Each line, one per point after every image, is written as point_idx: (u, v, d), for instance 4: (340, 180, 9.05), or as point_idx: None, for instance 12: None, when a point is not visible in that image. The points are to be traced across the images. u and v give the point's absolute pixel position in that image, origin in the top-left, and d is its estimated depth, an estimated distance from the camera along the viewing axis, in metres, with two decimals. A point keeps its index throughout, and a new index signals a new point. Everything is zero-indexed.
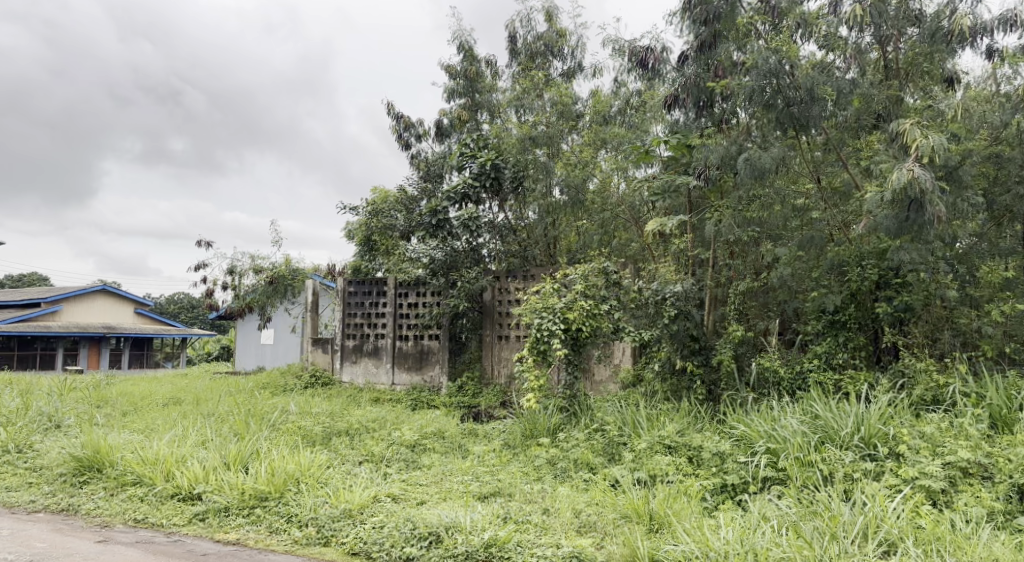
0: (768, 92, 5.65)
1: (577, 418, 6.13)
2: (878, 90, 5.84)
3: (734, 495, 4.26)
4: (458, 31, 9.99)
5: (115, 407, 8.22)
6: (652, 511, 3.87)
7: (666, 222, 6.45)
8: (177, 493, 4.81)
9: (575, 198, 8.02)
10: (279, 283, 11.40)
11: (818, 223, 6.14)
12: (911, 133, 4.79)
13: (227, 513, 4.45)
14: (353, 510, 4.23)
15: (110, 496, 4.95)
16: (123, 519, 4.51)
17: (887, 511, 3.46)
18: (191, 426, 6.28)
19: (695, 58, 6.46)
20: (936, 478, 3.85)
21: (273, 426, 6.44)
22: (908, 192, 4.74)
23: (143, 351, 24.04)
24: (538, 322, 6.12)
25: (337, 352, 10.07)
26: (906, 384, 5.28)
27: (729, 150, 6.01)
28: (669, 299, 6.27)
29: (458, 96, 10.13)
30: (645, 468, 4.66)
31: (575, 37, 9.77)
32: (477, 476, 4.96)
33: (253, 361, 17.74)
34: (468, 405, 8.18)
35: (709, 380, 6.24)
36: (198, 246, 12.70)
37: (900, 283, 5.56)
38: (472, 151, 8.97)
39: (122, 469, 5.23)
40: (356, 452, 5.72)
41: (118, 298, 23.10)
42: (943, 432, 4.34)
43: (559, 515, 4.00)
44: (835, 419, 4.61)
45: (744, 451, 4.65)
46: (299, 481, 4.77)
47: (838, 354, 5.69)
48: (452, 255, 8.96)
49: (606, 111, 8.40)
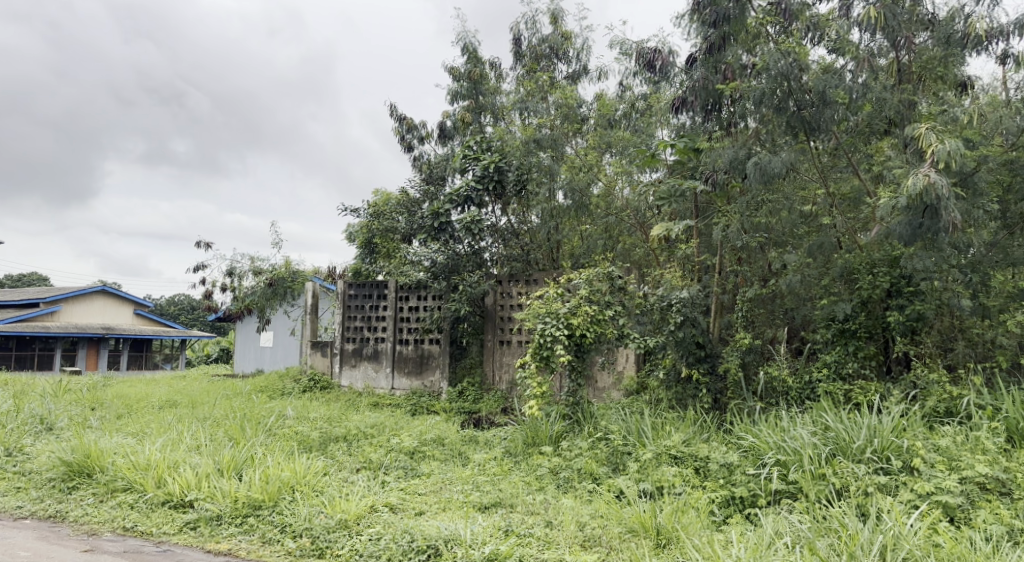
0: (778, 95, 5.59)
1: (579, 426, 5.99)
2: (891, 95, 5.63)
3: (742, 509, 4.12)
4: (462, 33, 9.90)
5: (109, 410, 8.10)
6: (659, 526, 3.74)
7: (672, 227, 6.34)
8: (168, 501, 4.68)
9: (579, 202, 7.76)
10: (278, 286, 11.27)
11: (828, 229, 6.03)
12: (926, 137, 4.66)
13: (219, 521, 4.31)
14: (349, 520, 4.10)
15: (99, 502, 4.81)
16: (112, 527, 4.37)
17: (904, 529, 3.29)
18: (185, 430, 6.15)
19: (704, 60, 6.29)
20: (953, 494, 3.68)
21: (269, 431, 6.32)
22: (924, 198, 4.59)
23: (142, 353, 23.91)
24: (541, 327, 5.99)
25: (336, 356, 9.94)
26: (918, 395, 5.13)
27: (738, 154, 5.89)
28: (675, 306, 6.14)
29: (461, 99, 10.02)
30: (650, 480, 4.53)
31: (581, 39, 9.67)
32: (477, 486, 4.82)
33: (252, 363, 17.63)
34: (468, 411, 8.06)
35: (715, 389, 6.11)
36: (198, 247, 12.60)
37: (912, 292, 5.37)
38: (475, 153, 8.87)
39: (114, 475, 5.11)
40: (354, 459, 5.59)
41: (118, 298, 22.99)
42: (960, 446, 4.18)
43: (563, 529, 3.86)
44: (847, 431, 4.45)
45: (752, 463, 4.50)
46: (293, 489, 4.64)
47: (847, 363, 5.54)
48: (454, 259, 8.77)
49: (611, 114, 8.36)
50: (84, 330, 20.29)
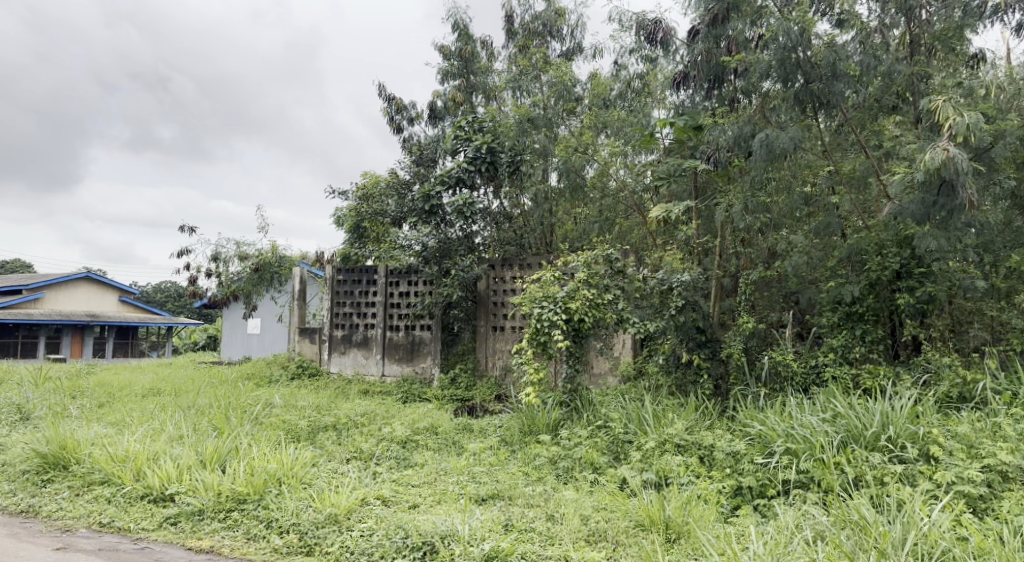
0: (786, 68, 5.35)
1: (577, 414, 5.78)
2: (902, 68, 5.42)
3: (751, 499, 3.96)
4: (453, 9, 9.53)
5: (90, 398, 7.82)
6: (668, 519, 3.54)
7: (672, 208, 6.10)
8: (147, 495, 4.43)
9: (574, 183, 7.61)
10: (265, 271, 11.03)
11: (835, 210, 5.90)
12: (943, 109, 4.44)
13: (201, 516, 4.07)
14: (339, 515, 3.87)
15: (74, 496, 4.55)
16: (88, 523, 4.12)
17: (931, 521, 3.11)
18: (167, 419, 5.90)
19: (705, 33, 6.03)
20: (975, 484, 3.51)
21: (255, 420, 6.06)
22: (942, 173, 4.36)
23: (129, 340, 23.50)
24: (537, 311, 5.73)
25: (325, 343, 9.67)
26: (929, 379, 4.98)
27: (742, 131, 5.66)
28: (676, 289, 5.88)
29: (452, 78, 9.70)
30: (654, 469, 4.35)
31: (575, 15, 9.36)
32: (473, 477, 4.62)
33: (241, 351, 17.32)
34: (461, 399, 7.83)
35: (717, 374, 5.88)
36: (181, 231, 12.24)
37: (923, 274, 5.21)
38: (467, 133, 8.50)
39: (90, 467, 4.86)
40: (344, 448, 5.37)
41: (103, 286, 22.54)
42: (979, 433, 4.01)
43: (566, 523, 3.65)
44: (858, 417, 4.25)
45: (760, 451, 4.31)
46: (280, 482, 4.41)
47: (855, 347, 5.38)
48: (446, 242, 8.51)
49: (606, 95, 8.10)
50: (67, 317, 19.79)
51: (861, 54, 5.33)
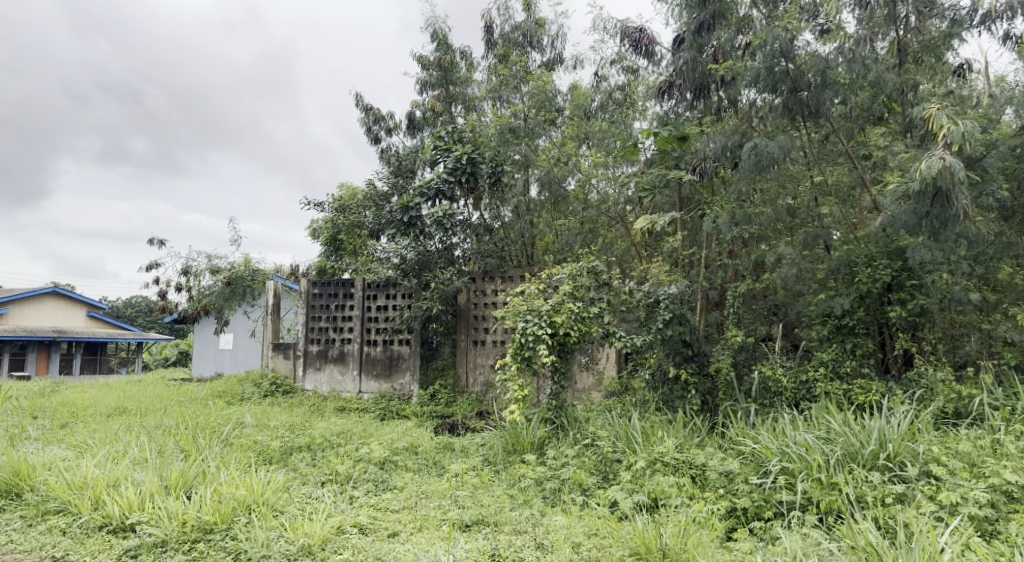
0: (774, 76, 5.26)
1: (564, 432, 5.58)
2: (892, 77, 5.34)
3: (746, 522, 3.78)
4: (432, 18, 9.38)
5: (50, 419, 7.39)
6: (665, 546, 3.33)
7: (657, 219, 5.92)
8: (105, 525, 4.10)
9: (557, 194, 7.54)
10: (237, 284, 10.65)
11: (824, 222, 5.83)
12: (936, 118, 4.38)
13: (164, 548, 3.75)
14: (314, 546, 3.60)
15: (25, 527, 4.20)
16: (38, 557, 3.78)
17: (942, 545, 2.97)
18: (131, 441, 5.55)
19: (690, 42, 5.94)
20: (981, 505, 3.39)
21: (225, 441, 5.75)
22: (939, 183, 4.27)
23: (96, 356, 22.71)
24: (521, 326, 5.50)
25: (299, 359, 9.32)
26: (923, 395, 4.87)
27: (729, 140, 5.55)
28: (663, 302, 5.74)
29: (431, 87, 9.50)
30: (645, 491, 4.16)
31: (556, 26, 9.27)
32: (455, 500, 4.38)
33: (212, 368, 16.78)
34: (441, 416, 7.58)
35: (705, 390, 5.73)
36: (149, 243, 11.80)
37: (914, 285, 5.14)
38: (446, 143, 8.31)
39: (44, 495, 4.51)
40: (319, 471, 5.09)
41: (70, 300, 21.76)
42: (981, 451, 3.90)
43: (557, 552, 3.44)
44: (856, 435, 4.10)
45: (754, 471, 4.15)
46: (250, 509, 4.13)
47: (845, 361, 5.25)
48: (425, 254, 8.30)
49: (587, 106, 7.97)
50: (33, 333, 19.04)
51: (849, 62, 5.19)
